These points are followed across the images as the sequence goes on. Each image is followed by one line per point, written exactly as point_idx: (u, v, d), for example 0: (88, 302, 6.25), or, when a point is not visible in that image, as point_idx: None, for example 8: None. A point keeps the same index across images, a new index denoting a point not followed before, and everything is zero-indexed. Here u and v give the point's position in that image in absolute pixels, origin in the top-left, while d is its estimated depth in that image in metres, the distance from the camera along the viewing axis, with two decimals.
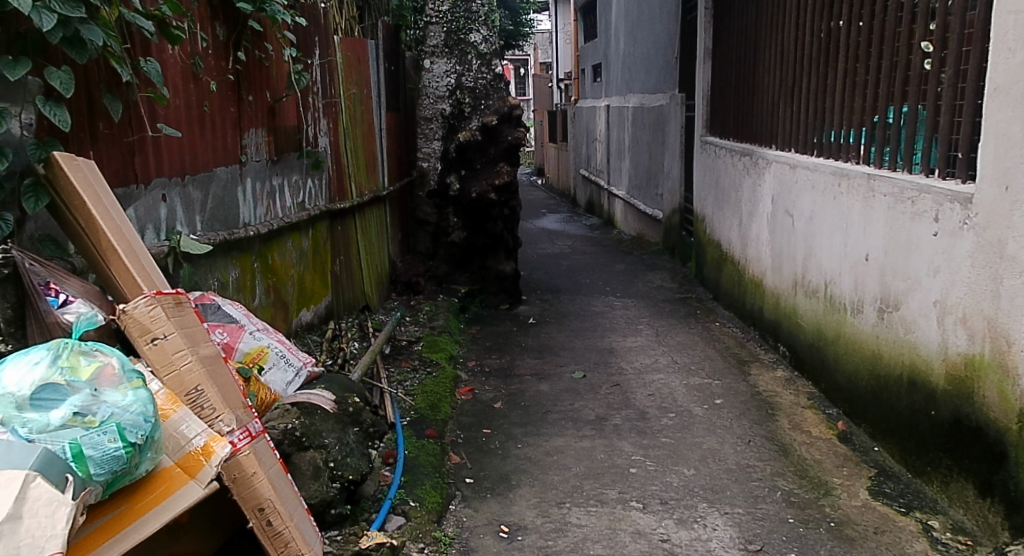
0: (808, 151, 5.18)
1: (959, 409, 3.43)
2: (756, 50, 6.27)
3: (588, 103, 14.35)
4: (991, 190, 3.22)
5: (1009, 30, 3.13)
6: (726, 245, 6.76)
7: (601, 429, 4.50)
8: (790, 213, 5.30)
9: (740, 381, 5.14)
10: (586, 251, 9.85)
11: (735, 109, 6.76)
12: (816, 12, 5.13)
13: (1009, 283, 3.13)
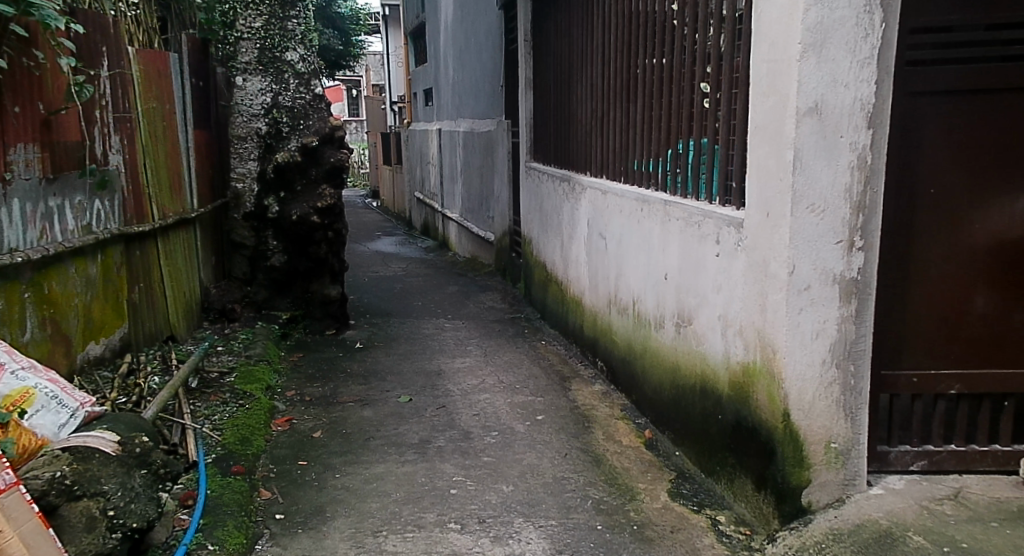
0: (617, 179, 5.50)
1: (739, 412, 3.76)
2: (570, 82, 6.59)
3: (422, 125, 14.47)
4: (756, 216, 3.54)
5: (763, 76, 3.43)
6: (550, 266, 7.02)
7: (424, 452, 4.57)
8: (603, 236, 5.60)
9: (561, 397, 5.37)
10: (420, 273, 9.92)
11: (554, 136, 7.06)
12: (617, 49, 5.51)
13: (772, 297, 3.43)
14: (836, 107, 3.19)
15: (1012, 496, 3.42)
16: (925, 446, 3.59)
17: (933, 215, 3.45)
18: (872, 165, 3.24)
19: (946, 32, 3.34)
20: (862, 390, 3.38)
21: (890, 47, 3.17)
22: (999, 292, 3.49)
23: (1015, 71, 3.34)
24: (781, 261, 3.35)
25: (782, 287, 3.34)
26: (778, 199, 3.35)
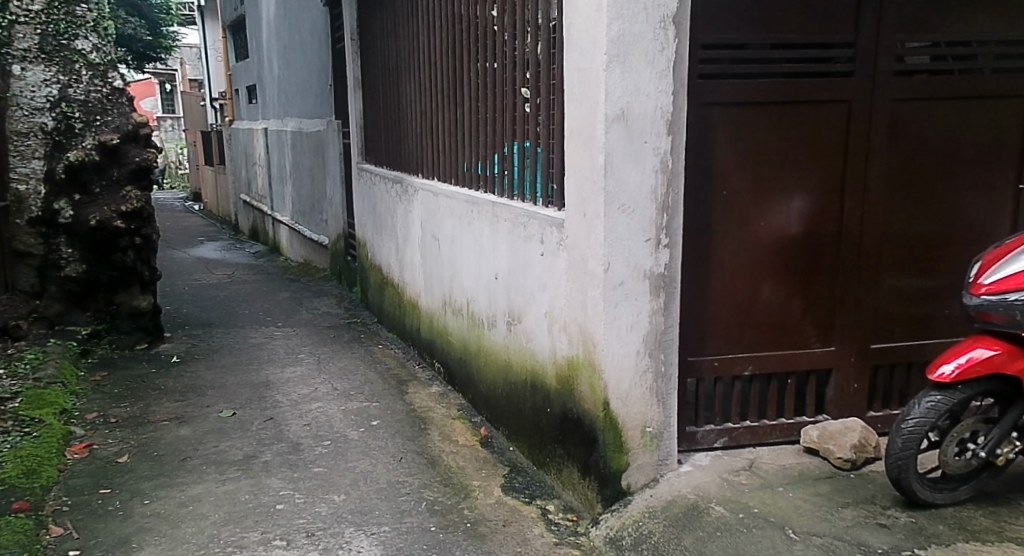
0: (448, 181, 5.60)
1: (565, 404, 3.94)
2: (398, 84, 6.62)
3: (245, 124, 14.02)
4: (575, 216, 3.71)
5: (575, 83, 3.61)
6: (386, 268, 7.02)
7: (249, 468, 4.48)
8: (436, 238, 5.68)
9: (397, 401, 5.40)
10: (247, 280, 9.65)
11: (385, 139, 7.07)
12: (443, 52, 5.60)
13: (591, 294, 3.61)
14: (641, 114, 3.41)
15: (796, 462, 3.80)
16: (726, 424, 3.91)
17: (727, 214, 3.75)
18: (673, 169, 3.49)
19: (738, 49, 3.64)
20: (671, 376, 3.62)
21: (684, 60, 3.43)
22: (782, 282, 3.86)
23: (791, 84, 3.71)
24: (598, 259, 3.53)
25: (599, 284, 3.53)
26: (593, 200, 3.53)
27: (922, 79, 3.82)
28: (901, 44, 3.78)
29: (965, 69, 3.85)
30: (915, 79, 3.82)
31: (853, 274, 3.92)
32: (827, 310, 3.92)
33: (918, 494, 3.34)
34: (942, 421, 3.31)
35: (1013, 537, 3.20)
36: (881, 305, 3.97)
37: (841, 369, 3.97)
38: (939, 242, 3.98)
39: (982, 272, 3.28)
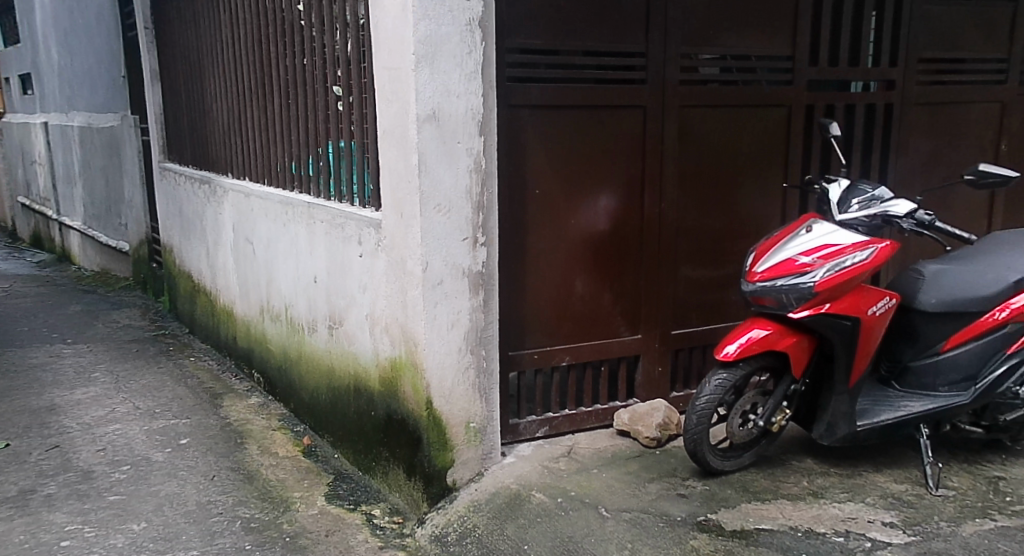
0: (261, 181, 5.45)
1: (389, 406, 3.95)
2: (201, 81, 6.37)
3: (20, 118, 12.94)
4: (392, 217, 3.72)
5: (385, 83, 3.62)
6: (196, 275, 6.75)
7: (28, 505, 4.19)
8: (249, 241, 5.53)
9: (210, 416, 5.22)
10: (29, 293, 8.95)
11: (190, 138, 6.79)
12: (249, 47, 5.45)
13: (411, 293, 3.63)
14: (451, 115, 3.47)
15: (609, 445, 4.03)
16: (545, 414, 4.07)
17: (540, 211, 3.89)
18: (485, 169, 3.58)
19: (552, 55, 3.80)
20: (493, 371, 3.73)
21: (490, 63, 3.53)
22: (593, 275, 4.04)
23: (595, 88, 3.89)
24: (416, 258, 3.56)
25: (418, 284, 3.56)
26: (409, 199, 3.55)
27: (714, 87, 4.15)
28: (695, 55, 4.09)
29: (749, 80, 4.23)
30: (709, 87, 4.14)
31: (656, 265, 4.16)
32: (633, 300, 4.14)
33: (711, 464, 3.66)
34: (728, 396, 3.59)
35: (786, 495, 3.61)
36: (680, 295, 4.25)
37: (647, 354, 4.21)
38: (729, 236, 4.32)
39: (755, 260, 3.54)
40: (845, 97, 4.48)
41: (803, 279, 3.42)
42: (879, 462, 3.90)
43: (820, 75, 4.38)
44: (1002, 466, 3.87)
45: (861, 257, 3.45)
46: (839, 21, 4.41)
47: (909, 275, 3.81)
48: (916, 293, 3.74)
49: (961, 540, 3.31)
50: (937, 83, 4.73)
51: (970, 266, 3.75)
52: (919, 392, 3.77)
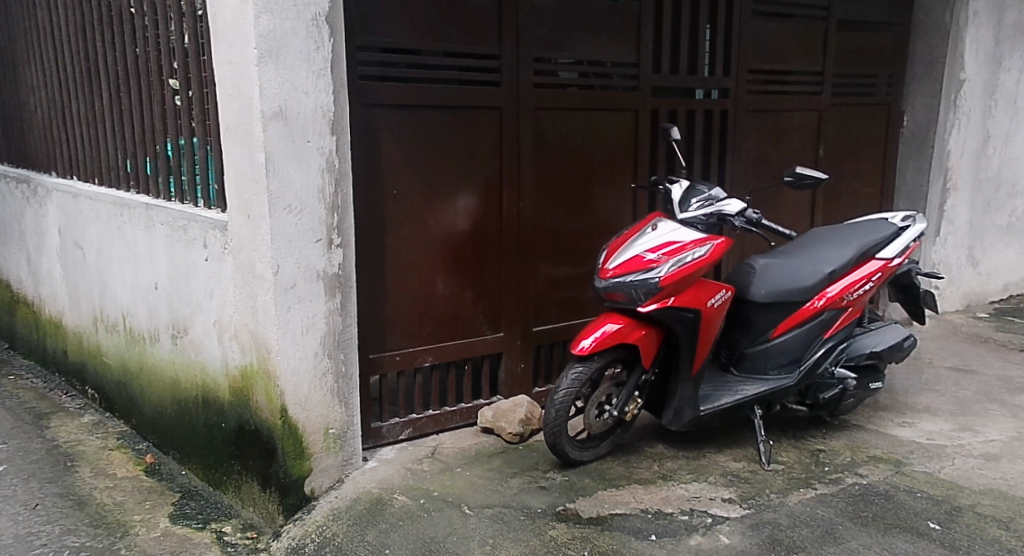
0: (91, 180, 5.19)
1: (241, 416, 3.84)
2: (17, 74, 5.97)
3: None
4: (237, 218, 3.61)
5: (226, 78, 3.50)
6: (16, 284, 6.33)
7: None
8: (79, 246, 5.24)
9: (35, 439, 4.90)
10: None
11: (6, 136, 6.34)
12: (72, 38, 5.15)
13: (261, 298, 3.54)
14: (300, 113, 3.42)
15: (474, 443, 4.08)
16: (410, 415, 4.08)
17: (398, 212, 3.89)
18: (338, 168, 3.56)
19: (413, 55, 3.83)
20: (353, 375, 3.71)
21: (339, 60, 3.50)
22: (453, 275, 4.07)
23: (449, 89, 3.92)
24: (266, 262, 3.47)
25: (268, 288, 3.48)
26: (257, 201, 3.46)
27: (573, 91, 4.28)
28: (554, 59, 4.21)
29: (605, 85, 4.39)
30: (569, 91, 4.27)
31: (516, 264, 4.22)
32: (494, 299, 4.20)
33: (570, 455, 3.76)
34: (584, 389, 3.69)
35: (638, 480, 3.75)
36: (539, 292, 4.33)
37: (509, 351, 4.27)
38: (584, 234, 4.44)
39: (607, 258, 3.64)
40: (686, 102, 4.68)
41: (650, 275, 3.56)
42: (720, 442, 4.11)
43: (663, 81, 4.57)
44: (823, 438, 4.18)
45: (700, 253, 3.63)
46: (677, 28, 4.62)
47: (742, 268, 4.04)
48: (747, 285, 3.97)
49: (787, 509, 3.56)
50: (766, 89, 5.03)
51: (793, 259, 4.02)
52: (752, 376, 4.00)
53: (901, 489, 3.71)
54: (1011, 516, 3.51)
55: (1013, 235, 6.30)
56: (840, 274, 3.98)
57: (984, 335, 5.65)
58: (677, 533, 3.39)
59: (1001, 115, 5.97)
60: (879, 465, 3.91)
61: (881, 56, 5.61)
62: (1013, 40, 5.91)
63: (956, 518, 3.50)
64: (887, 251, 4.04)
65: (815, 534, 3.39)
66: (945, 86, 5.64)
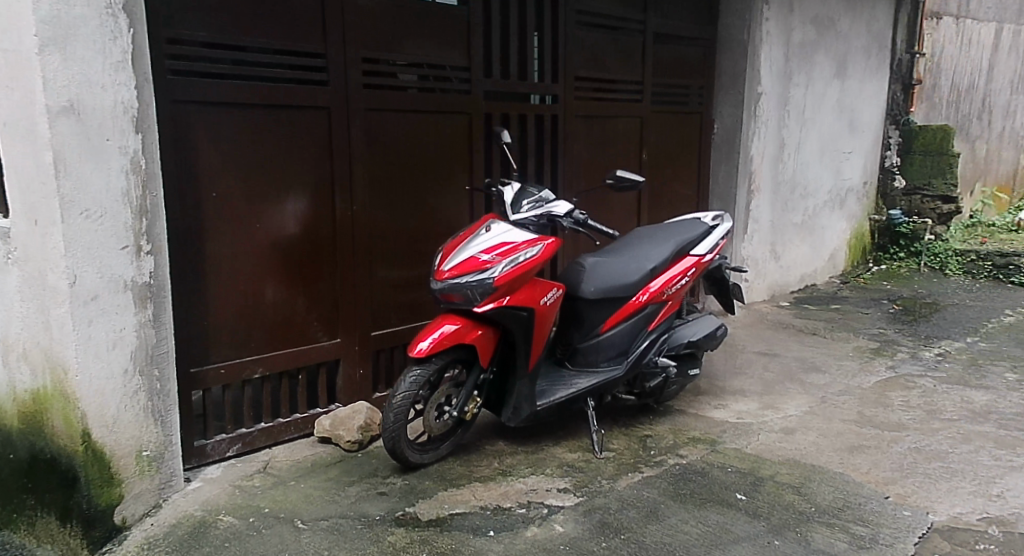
0: None
1: (35, 444, 3.42)
2: None
3: None
4: (22, 224, 3.32)
5: None
6: None
7: None
8: None
9: None
10: None
11: None
12: None
13: (55, 313, 3.28)
14: (94, 109, 3.21)
15: (310, 454, 3.99)
16: (239, 430, 3.94)
17: (220, 217, 3.75)
18: (145, 169, 3.37)
19: (240, 51, 3.72)
20: (170, 393, 3.54)
21: (140, 51, 3.32)
22: (283, 281, 3.96)
23: (270, 88, 3.81)
24: (61, 273, 3.23)
25: (64, 301, 3.24)
26: (46, 204, 3.20)
27: (412, 94, 4.29)
28: (390, 61, 4.19)
29: (445, 89, 4.43)
30: (408, 93, 4.27)
31: (351, 268, 4.16)
32: (327, 305, 4.11)
33: (410, 459, 3.74)
34: (422, 390, 3.68)
35: (478, 478, 3.78)
36: (377, 296, 4.28)
37: (347, 357, 4.21)
38: (421, 237, 4.42)
39: (443, 259, 3.64)
40: (518, 106, 4.76)
41: (485, 275, 3.59)
42: (557, 435, 4.20)
43: (495, 86, 4.63)
44: (650, 424, 4.37)
45: (533, 253, 3.71)
46: (503, 34, 4.68)
47: (572, 267, 4.15)
48: (578, 283, 4.08)
49: (617, 494, 3.70)
50: (591, 96, 5.18)
51: (619, 257, 4.17)
52: (585, 370, 4.12)
53: (714, 466, 3.94)
54: (804, 481, 3.81)
55: (806, 232, 6.80)
56: (660, 270, 4.17)
57: (784, 321, 6.08)
58: (515, 526, 3.44)
59: (793, 125, 6.42)
60: (696, 446, 4.14)
61: (693, 68, 5.90)
62: (801, 59, 6.35)
63: (758, 487, 3.76)
64: (699, 249, 4.27)
65: (640, 515, 3.55)
66: (747, 97, 6.01)
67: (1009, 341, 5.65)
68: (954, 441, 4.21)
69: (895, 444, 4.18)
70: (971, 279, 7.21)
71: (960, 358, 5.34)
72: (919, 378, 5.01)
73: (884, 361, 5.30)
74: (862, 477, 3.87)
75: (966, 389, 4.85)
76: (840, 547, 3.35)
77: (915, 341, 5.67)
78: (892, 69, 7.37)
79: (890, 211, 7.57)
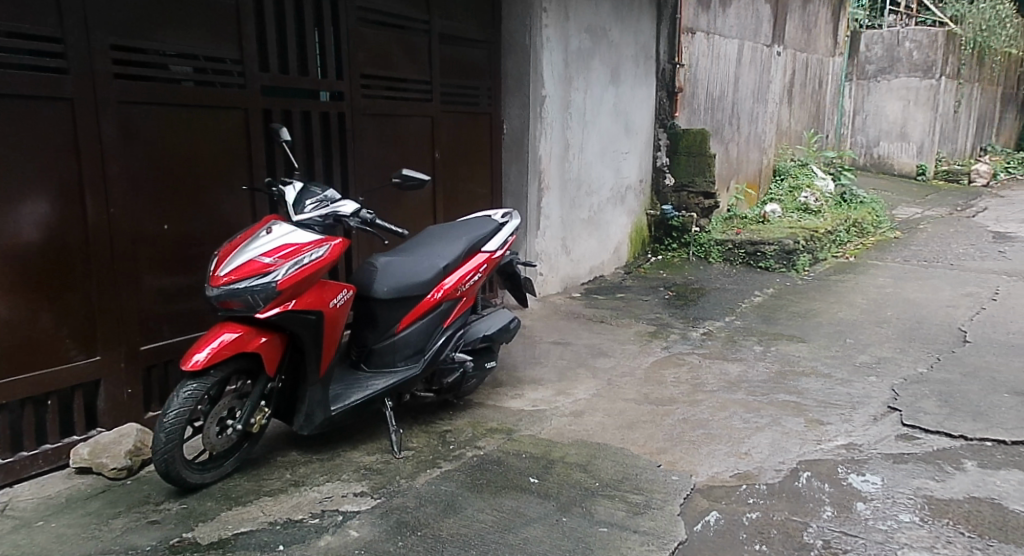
0: None
1: None
2: None
3: None
4: None
5: None
6: None
7: None
8: None
9: None
10: None
11: None
12: None
13: None
14: None
15: (63, 488, 3.68)
16: None
17: None
18: None
19: None
20: None
21: None
22: (18, 296, 3.62)
23: None
24: None
25: None
26: None
27: (186, 87, 4.08)
28: (159, 52, 3.99)
29: (225, 83, 4.25)
30: (182, 86, 4.07)
31: (109, 278, 3.86)
32: (81, 320, 3.80)
33: (187, 480, 3.53)
34: (200, 405, 3.49)
35: (267, 492, 3.62)
36: (144, 307, 4.00)
37: (109, 378, 3.90)
38: (195, 242, 4.18)
39: (219, 264, 3.49)
40: (300, 103, 4.61)
41: (267, 279, 3.46)
42: (355, 439, 4.11)
43: (274, 81, 4.46)
44: (449, 419, 4.36)
45: (319, 254, 3.61)
46: (281, 29, 4.52)
47: (363, 267, 4.08)
48: (371, 284, 4.02)
49: (415, 492, 3.67)
50: (380, 95, 5.13)
51: (410, 257, 4.13)
52: (382, 371, 4.06)
53: (510, 454, 4.01)
54: (590, 459, 3.97)
55: (593, 227, 7.07)
56: (453, 267, 4.17)
57: (575, 311, 6.29)
58: (306, 538, 3.34)
59: (575, 127, 6.64)
60: (494, 436, 4.18)
61: (479, 71, 5.97)
62: (579, 65, 6.57)
63: (549, 470, 3.87)
64: (490, 245, 4.32)
65: (437, 510, 3.55)
66: (532, 100, 6.14)
67: (758, 318, 6.16)
68: (714, 409, 4.53)
69: (667, 416, 4.44)
70: (729, 266, 7.72)
71: (719, 336, 5.74)
72: (688, 356, 5.35)
73: (659, 343, 5.60)
74: (638, 449, 4.08)
75: (724, 362, 5.24)
76: (619, 516, 3.54)
77: (685, 323, 6.04)
78: (658, 77, 7.77)
79: (662, 207, 8.02)
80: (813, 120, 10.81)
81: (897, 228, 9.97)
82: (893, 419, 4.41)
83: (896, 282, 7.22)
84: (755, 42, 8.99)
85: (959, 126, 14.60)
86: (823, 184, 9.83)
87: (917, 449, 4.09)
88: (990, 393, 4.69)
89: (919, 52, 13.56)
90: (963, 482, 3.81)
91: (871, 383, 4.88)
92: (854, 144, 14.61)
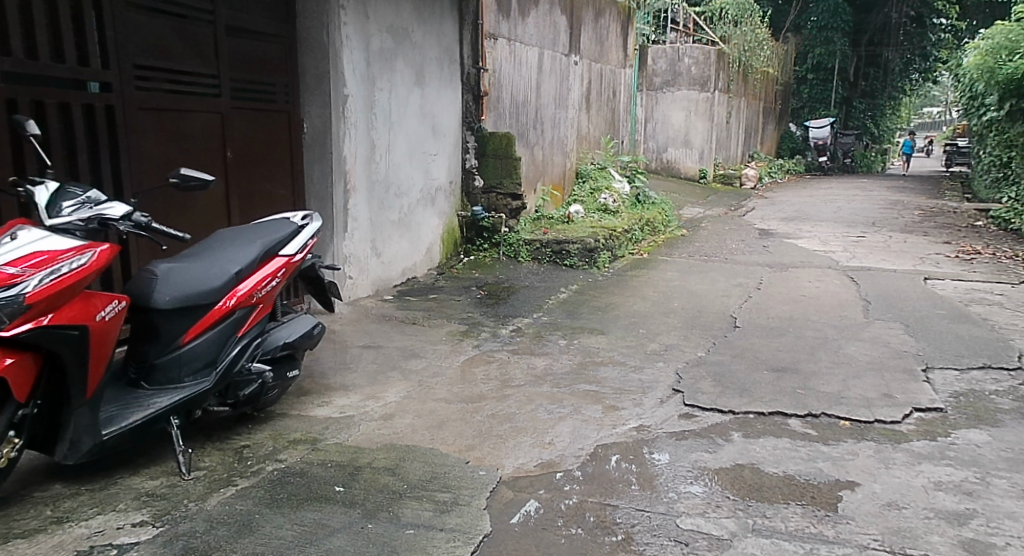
0: None
1: None
2: None
3: None
4: None
5: None
6: None
7: None
8: None
9: None
10: None
11: None
12: None
13: None
14: None
15: None
16: None
17: None
18: None
19: None
20: None
21: None
22: None
23: None
24: None
25: None
26: None
27: None
28: None
29: None
30: None
31: None
32: None
33: None
34: None
35: (19, 534, 3.27)
36: None
37: None
38: None
39: None
40: (55, 93, 4.28)
41: (14, 291, 3.12)
42: (136, 463, 3.79)
43: (19, 68, 4.12)
44: (247, 434, 4.11)
45: (80, 262, 3.31)
46: (28, 14, 4.18)
47: (142, 275, 3.78)
48: (151, 293, 3.73)
49: (205, 514, 3.43)
50: (158, 88, 4.83)
51: (196, 263, 3.87)
52: (166, 388, 3.77)
53: (314, 464, 3.83)
54: (398, 462, 3.86)
55: (403, 228, 6.95)
56: (247, 272, 3.93)
57: (387, 314, 6.15)
58: None
59: (380, 127, 6.50)
60: (297, 447, 3.99)
61: (274, 67, 5.70)
62: (382, 65, 6.44)
63: (356, 477, 3.74)
64: (288, 249, 4.11)
65: (230, 531, 3.33)
66: (333, 99, 5.94)
67: (563, 313, 6.27)
68: (523, 403, 4.55)
69: (477, 413, 4.40)
70: (537, 265, 7.85)
71: (527, 332, 5.79)
72: (498, 353, 5.35)
73: (471, 341, 5.58)
74: (447, 448, 4.02)
75: (531, 356, 5.29)
76: (426, 517, 3.46)
77: (495, 321, 6.05)
78: (463, 80, 7.75)
79: (473, 208, 8.02)
80: (610, 126, 11.20)
81: (683, 227, 10.53)
82: (676, 400, 4.60)
83: (681, 275, 7.61)
84: (554, 50, 9.19)
85: (729, 136, 15.72)
86: (620, 188, 10.27)
87: (694, 426, 4.29)
88: (753, 371, 5.01)
89: (695, 67, 14.45)
90: (730, 452, 4.02)
91: (658, 369, 5.08)
92: (647, 149, 15.31)
